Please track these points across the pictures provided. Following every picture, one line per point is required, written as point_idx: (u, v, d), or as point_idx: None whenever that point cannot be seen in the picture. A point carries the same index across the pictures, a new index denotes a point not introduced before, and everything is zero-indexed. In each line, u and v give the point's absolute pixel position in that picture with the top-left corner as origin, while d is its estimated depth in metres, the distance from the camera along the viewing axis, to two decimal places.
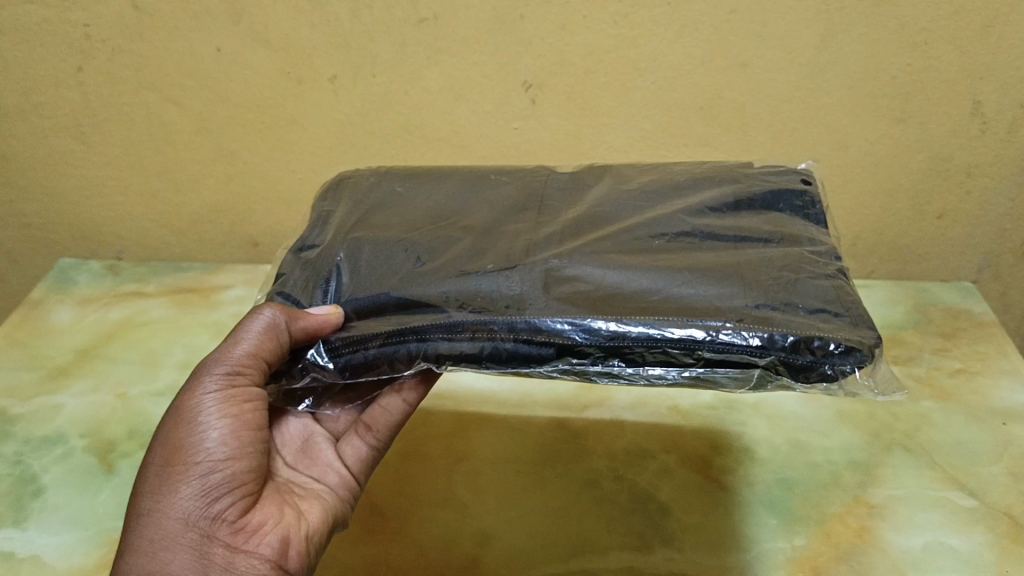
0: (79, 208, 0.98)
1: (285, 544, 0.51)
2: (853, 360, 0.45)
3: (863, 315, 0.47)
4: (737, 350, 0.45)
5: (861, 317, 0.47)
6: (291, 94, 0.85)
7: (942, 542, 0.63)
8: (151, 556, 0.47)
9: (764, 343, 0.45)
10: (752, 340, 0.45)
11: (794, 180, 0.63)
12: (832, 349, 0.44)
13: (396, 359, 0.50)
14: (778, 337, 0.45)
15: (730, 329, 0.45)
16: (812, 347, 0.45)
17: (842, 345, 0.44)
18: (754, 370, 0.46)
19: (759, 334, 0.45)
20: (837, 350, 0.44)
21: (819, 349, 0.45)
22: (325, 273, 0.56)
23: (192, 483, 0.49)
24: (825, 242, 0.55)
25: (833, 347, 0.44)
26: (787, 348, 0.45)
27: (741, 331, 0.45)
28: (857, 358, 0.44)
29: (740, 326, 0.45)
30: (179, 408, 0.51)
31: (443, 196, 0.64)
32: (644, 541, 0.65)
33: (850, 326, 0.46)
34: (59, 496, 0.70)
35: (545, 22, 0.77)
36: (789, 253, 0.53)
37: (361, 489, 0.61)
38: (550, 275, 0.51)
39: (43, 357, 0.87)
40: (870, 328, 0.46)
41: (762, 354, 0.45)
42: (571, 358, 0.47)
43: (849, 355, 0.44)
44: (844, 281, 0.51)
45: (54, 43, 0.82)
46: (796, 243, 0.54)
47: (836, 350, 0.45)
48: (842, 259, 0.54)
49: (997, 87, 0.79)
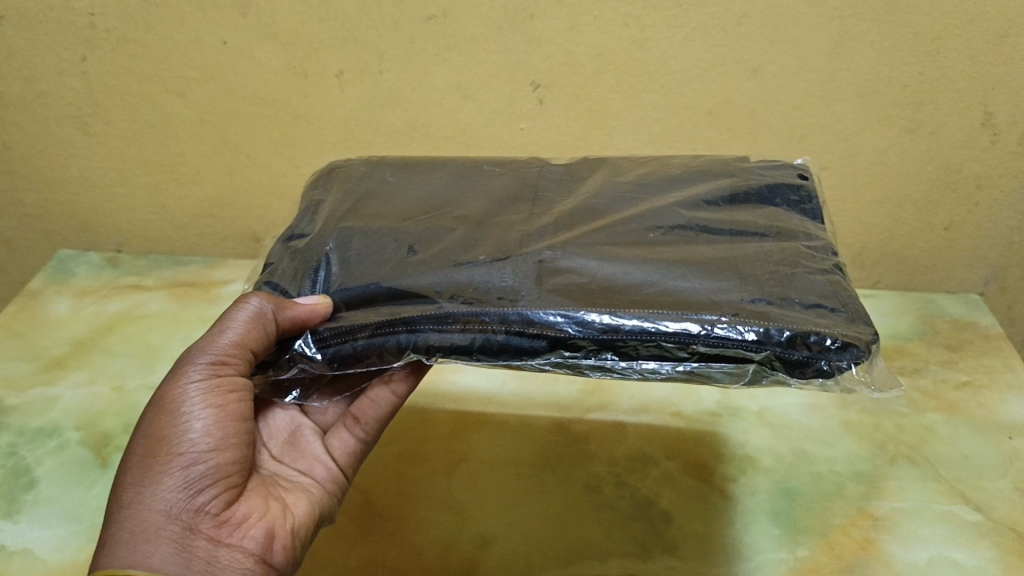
0: (79, 200, 0.98)
1: (269, 537, 0.50)
2: (850, 356, 0.44)
3: (859, 311, 0.47)
4: (732, 345, 0.44)
5: (857, 314, 0.46)
6: (296, 89, 0.84)
7: (948, 557, 0.62)
8: (132, 548, 0.45)
9: (760, 338, 0.44)
10: (748, 334, 0.44)
11: (791, 175, 0.62)
12: (829, 345, 0.44)
13: (385, 351, 0.49)
14: (774, 331, 0.44)
15: (726, 322, 0.44)
16: (808, 342, 0.44)
17: (839, 340, 0.44)
18: (749, 366, 0.45)
19: (755, 329, 0.44)
20: (834, 346, 0.44)
21: (815, 344, 0.44)
22: (314, 263, 0.55)
23: (174, 474, 0.48)
24: (821, 237, 0.55)
25: (830, 342, 0.44)
26: (783, 343, 0.44)
27: (736, 325, 0.44)
28: (853, 354, 0.44)
29: (736, 320, 0.44)
30: (160, 398, 0.50)
31: (436, 186, 0.63)
32: (645, 548, 0.64)
33: (846, 321, 0.45)
34: (52, 488, 0.69)
35: (555, 22, 0.77)
36: (786, 249, 0.52)
37: (349, 484, 0.60)
38: (543, 267, 0.51)
39: (40, 349, 0.86)
40: (867, 324, 0.45)
41: (757, 349, 0.44)
42: (564, 351, 0.46)
43: (845, 351, 0.44)
44: (840, 277, 0.50)
45: (59, 31, 0.82)
46: (793, 237, 0.54)
47: (832, 346, 0.44)
48: (838, 254, 0.54)
49: (1008, 98, 0.78)
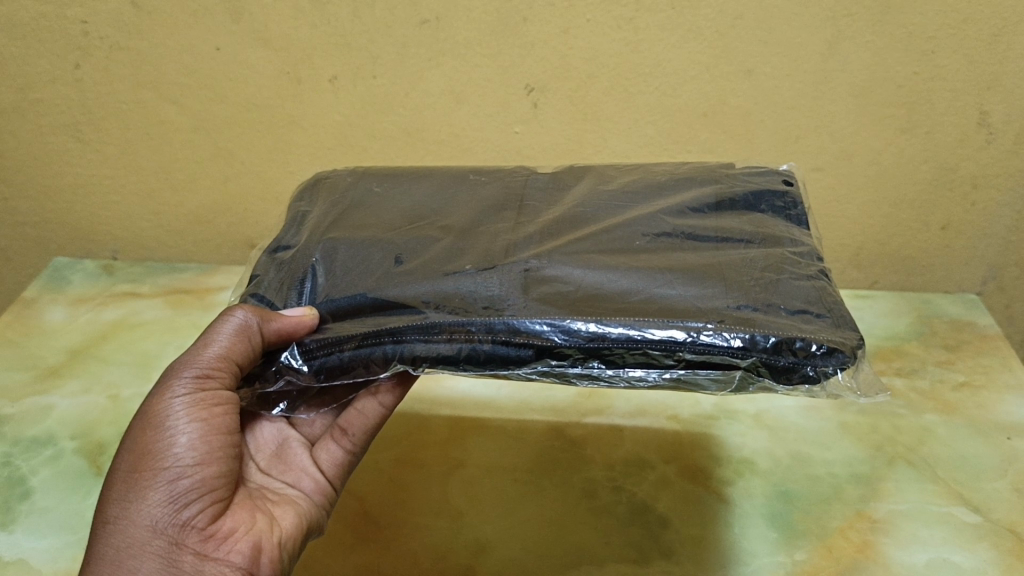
0: (74, 207, 0.97)
1: (256, 551, 0.49)
2: (836, 361, 0.43)
3: (845, 316, 0.46)
4: (718, 351, 0.44)
5: (843, 319, 0.46)
6: (290, 95, 0.84)
7: (946, 559, 0.62)
8: (117, 564, 0.46)
9: (746, 344, 0.44)
10: (734, 340, 0.44)
11: (776, 181, 0.62)
12: (814, 350, 0.43)
13: (371, 361, 0.48)
14: (759, 338, 0.44)
15: (712, 329, 0.44)
16: (794, 348, 0.44)
17: (824, 346, 0.43)
18: (735, 372, 0.45)
19: (740, 335, 0.44)
20: (819, 351, 0.43)
21: (801, 350, 0.44)
22: (301, 274, 0.55)
23: (159, 489, 0.47)
24: (806, 243, 0.54)
25: (815, 348, 0.43)
26: (769, 349, 0.44)
27: (722, 331, 0.44)
28: (839, 359, 0.43)
29: (721, 327, 0.44)
30: (145, 412, 0.50)
31: (422, 196, 0.63)
32: (642, 553, 0.64)
33: (831, 327, 0.45)
34: (47, 498, 0.69)
35: (548, 25, 0.77)
36: (771, 254, 0.52)
37: (338, 495, 0.60)
38: (529, 276, 0.50)
39: (35, 358, 0.86)
40: (853, 329, 0.45)
41: (743, 355, 0.44)
42: (551, 359, 0.46)
43: (831, 356, 0.43)
44: (826, 282, 0.50)
45: (52, 40, 0.82)
46: (778, 243, 0.54)
47: (818, 352, 0.43)
48: (823, 259, 0.53)
49: (1003, 97, 0.78)
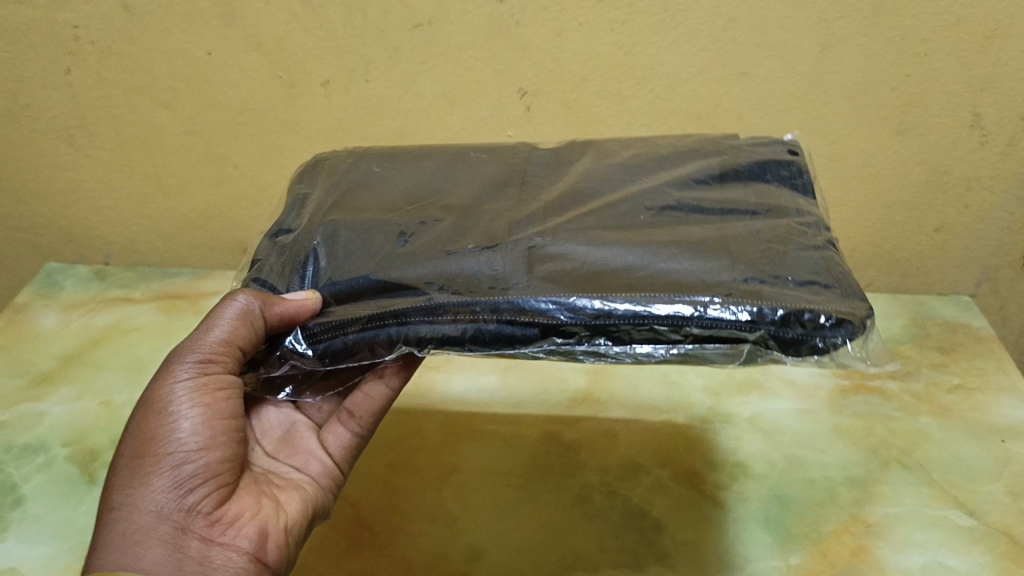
0: (67, 212, 0.97)
1: (262, 536, 0.50)
2: (845, 331, 0.44)
3: (853, 286, 0.47)
4: (726, 325, 0.44)
5: (850, 289, 0.46)
6: (282, 98, 0.84)
7: (941, 563, 0.62)
8: (123, 551, 0.45)
9: (754, 318, 0.43)
10: (741, 314, 0.44)
11: (781, 151, 0.62)
12: (823, 321, 0.43)
13: (377, 343, 0.48)
14: (767, 311, 0.44)
15: (719, 303, 0.44)
16: (802, 320, 0.43)
17: (833, 317, 0.43)
18: (744, 346, 0.44)
19: (748, 308, 0.44)
20: (829, 322, 0.43)
21: (810, 321, 0.43)
22: (303, 256, 0.55)
23: (164, 475, 0.47)
24: (812, 213, 0.54)
25: (825, 319, 0.43)
26: (777, 322, 0.43)
27: (729, 305, 0.44)
28: (848, 330, 0.44)
29: (728, 300, 0.44)
30: (148, 399, 0.50)
31: (423, 175, 0.63)
32: (637, 558, 0.63)
33: (839, 297, 0.45)
34: (39, 506, 0.68)
35: (541, 28, 0.77)
36: (778, 226, 0.52)
37: (344, 478, 0.60)
38: (533, 254, 0.50)
39: (28, 363, 0.86)
40: (861, 300, 0.45)
41: (751, 329, 0.43)
42: (556, 338, 0.46)
43: (840, 327, 0.43)
44: (833, 252, 0.50)
45: (42, 44, 0.81)
46: (784, 214, 0.53)
47: (827, 322, 0.43)
48: (830, 230, 0.53)
49: (996, 99, 0.78)
